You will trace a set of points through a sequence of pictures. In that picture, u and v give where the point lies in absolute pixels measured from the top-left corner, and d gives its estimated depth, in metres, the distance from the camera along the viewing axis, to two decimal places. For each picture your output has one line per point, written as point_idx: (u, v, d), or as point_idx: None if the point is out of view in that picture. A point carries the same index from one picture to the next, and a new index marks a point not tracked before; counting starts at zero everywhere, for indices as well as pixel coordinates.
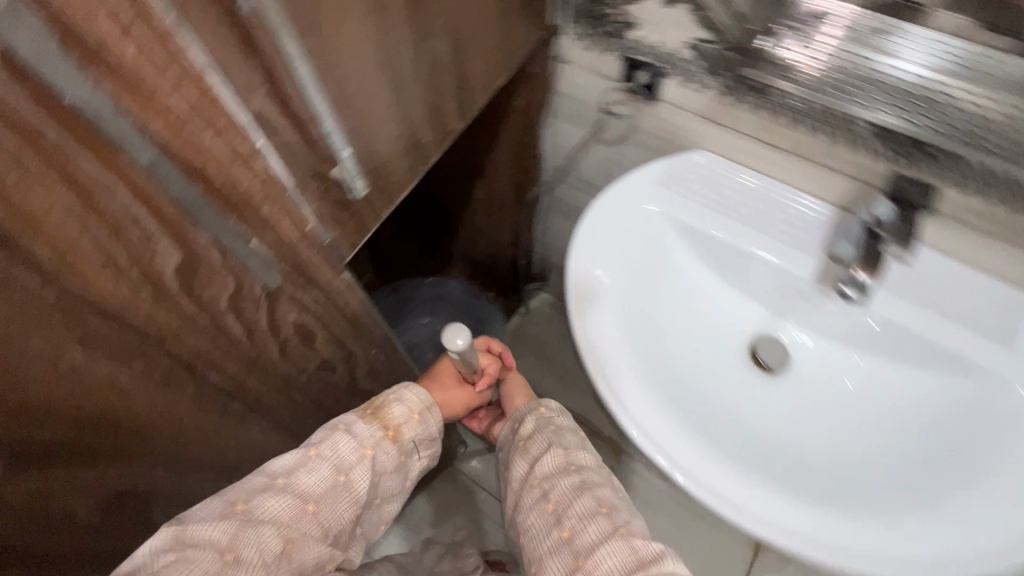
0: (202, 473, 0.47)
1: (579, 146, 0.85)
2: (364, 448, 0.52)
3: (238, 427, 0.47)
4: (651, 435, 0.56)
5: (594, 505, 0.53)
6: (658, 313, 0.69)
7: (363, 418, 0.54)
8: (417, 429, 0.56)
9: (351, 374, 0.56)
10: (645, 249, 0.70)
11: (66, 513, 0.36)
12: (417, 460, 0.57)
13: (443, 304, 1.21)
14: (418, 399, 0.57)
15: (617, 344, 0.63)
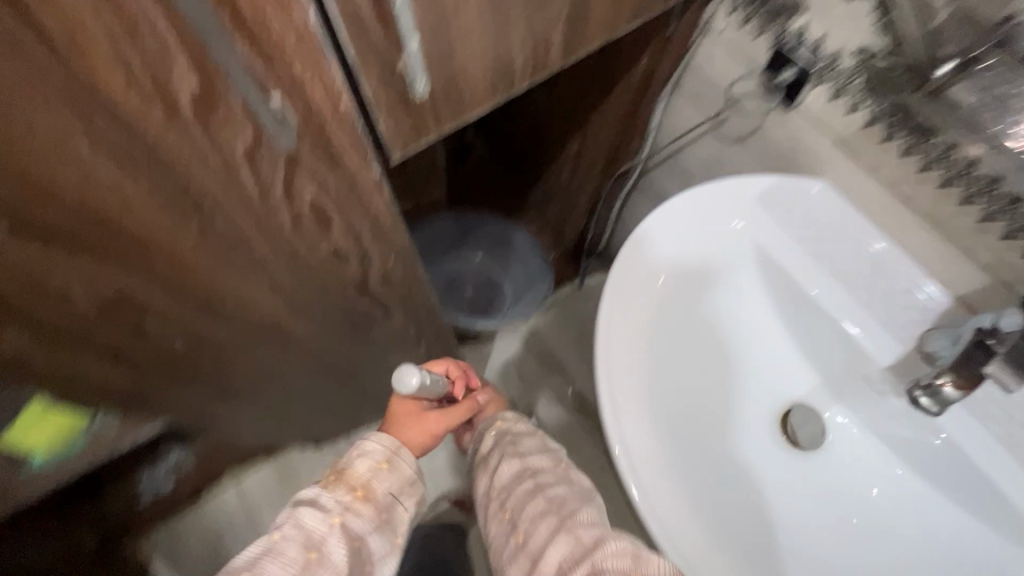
0: (200, 311, 0.49)
1: (691, 133, 0.77)
2: (331, 518, 0.49)
3: (240, 281, 0.47)
4: (627, 449, 0.52)
5: (546, 505, 0.54)
6: (698, 334, 0.62)
7: (325, 487, 0.51)
8: (391, 477, 0.54)
9: (364, 272, 0.56)
10: (713, 263, 0.63)
11: (62, 295, 0.38)
12: (409, 512, 0.54)
13: (500, 249, 1.23)
14: (381, 447, 0.55)
15: (637, 347, 0.58)
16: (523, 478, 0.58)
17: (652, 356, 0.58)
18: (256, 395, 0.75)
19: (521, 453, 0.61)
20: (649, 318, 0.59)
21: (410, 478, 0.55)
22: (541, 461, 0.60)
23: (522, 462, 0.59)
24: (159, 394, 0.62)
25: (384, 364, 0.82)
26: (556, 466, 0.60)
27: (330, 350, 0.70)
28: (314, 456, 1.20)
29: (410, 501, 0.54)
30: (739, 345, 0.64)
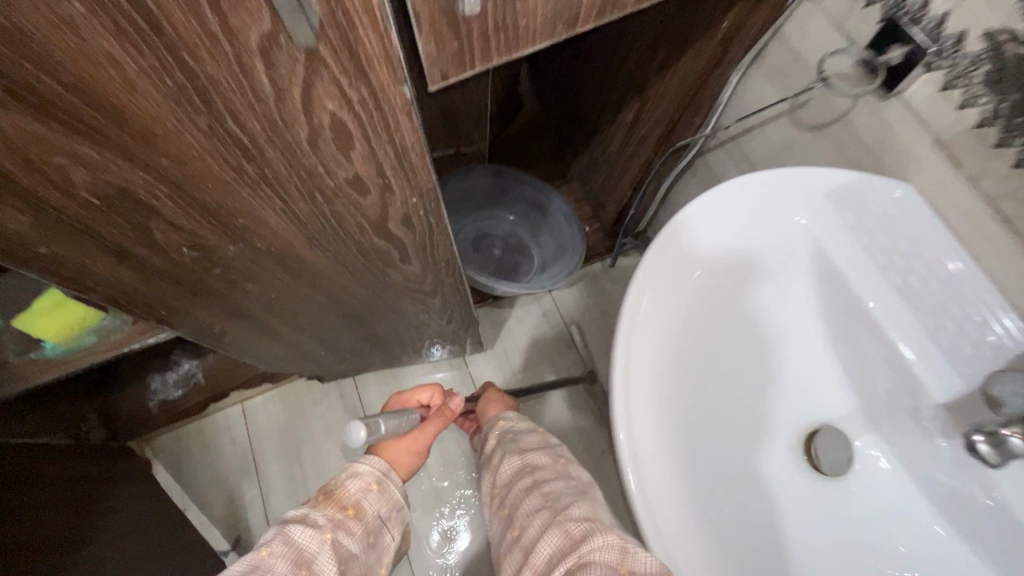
0: (207, 220, 0.46)
1: (764, 116, 0.70)
2: (324, 533, 0.53)
3: (251, 196, 0.44)
4: (632, 438, 0.48)
5: (541, 501, 0.53)
6: (733, 333, 0.57)
7: (316, 506, 0.56)
8: (378, 498, 0.62)
9: (384, 211, 0.51)
10: (764, 258, 0.57)
11: (64, 176, 0.36)
12: (390, 537, 0.62)
13: (535, 213, 1.17)
14: (371, 470, 0.64)
15: (664, 333, 0.53)
16: (523, 476, 0.58)
17: (678, 347, 0.54)
18: (265, 321, 0.74)
19: (522, 451, 0.61)
20: (682, 305, 0.54)
21: (395, 503, 0.64)
22: (541, 458, 0.60)
23: (521, 460, 0.60)
24: (167, 303, 0.61)
25: (397, 311, 0.80)
26: (556, 462, 0.59)
27: (342, 287, 0.67)
28: (319, 391, 1.21)
29: (392, 526, 0.63)
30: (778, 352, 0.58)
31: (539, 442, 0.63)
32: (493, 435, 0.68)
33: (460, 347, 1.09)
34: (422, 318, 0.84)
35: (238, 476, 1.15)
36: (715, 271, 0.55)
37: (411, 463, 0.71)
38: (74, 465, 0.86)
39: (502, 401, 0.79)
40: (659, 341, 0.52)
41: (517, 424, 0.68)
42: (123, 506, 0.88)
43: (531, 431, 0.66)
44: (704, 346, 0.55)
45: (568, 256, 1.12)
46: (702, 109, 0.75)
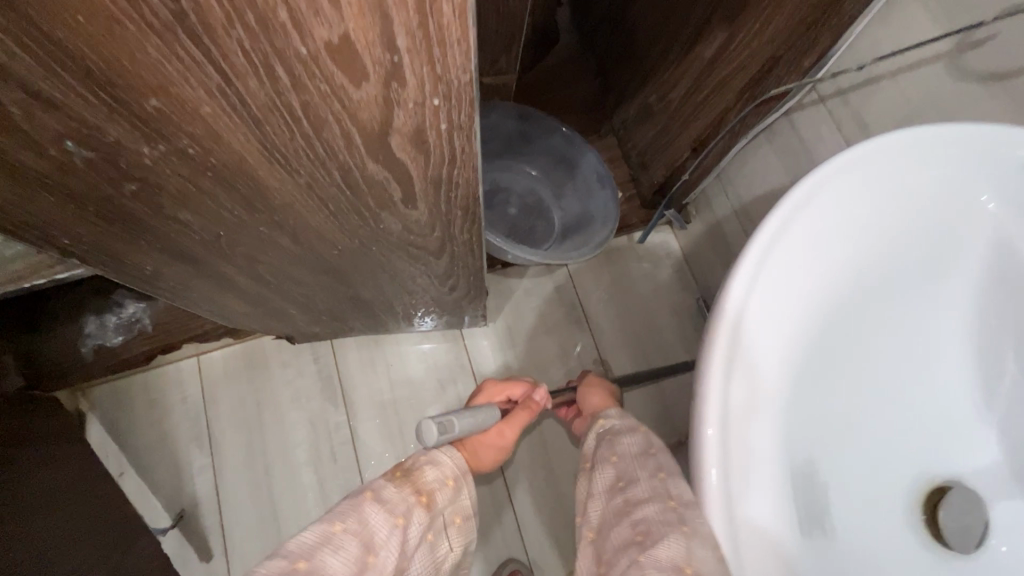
0: (98, 98, 0.28)
1: (904, 61, 0.53)
2: (397, 517, 0.45)
3: (161, 56, 0.26)
4: (731, 494, 0.33)
5: (631, 533, 0.41)
6: (857, 348, 0.42)
7: (395, 482, 0.48)
8: (452, 497, 0.52)
9: (387, 118, 0.33)
10: (916, 251, 0.41)
11: None
12: (450, 546, 0.52)
13: (562, 168, 0.98)
14: (452, 465, 0.54)
15: (779, 332, 0.38)
16: (614, 496, 0.46)
17: (796, 366, 0.38)
18: (212, 266, 0.56)
19: (616, 458, 0.48)
20: (808, 303, 0.39)
21: (463, 509, 0.53)
22: (640, 469, 0.45)
23: (616, 469, 0.47)
24: (67, 228, 0.43)
25: (390, 272, 0.63)
26: (654, 476, 0.44)
27: (320, 232, 0.49)
28: (289, 352, 1.04)
29: (452, 532, 0.53)
30: (907, 378, 0.44)
31: (642, 444, 0.48)
32: (591, 438, 0.55)
33: (459, 319, 0.93)
34: (417, 282, 0.67)
35: (187, 442, 0.99)
36: (852, 263, 0.40)
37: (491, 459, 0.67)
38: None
39: (604, 392, 0.70)
40: (773, 339, 0.37)
41: (620, 424, 0.54)
42: (41, 472, 0.72)
43: (631, 429, 0.52)
44: (824, 353, 0.40)
45: (594, 222, 0.94)
46: (817, 45, 0.57)
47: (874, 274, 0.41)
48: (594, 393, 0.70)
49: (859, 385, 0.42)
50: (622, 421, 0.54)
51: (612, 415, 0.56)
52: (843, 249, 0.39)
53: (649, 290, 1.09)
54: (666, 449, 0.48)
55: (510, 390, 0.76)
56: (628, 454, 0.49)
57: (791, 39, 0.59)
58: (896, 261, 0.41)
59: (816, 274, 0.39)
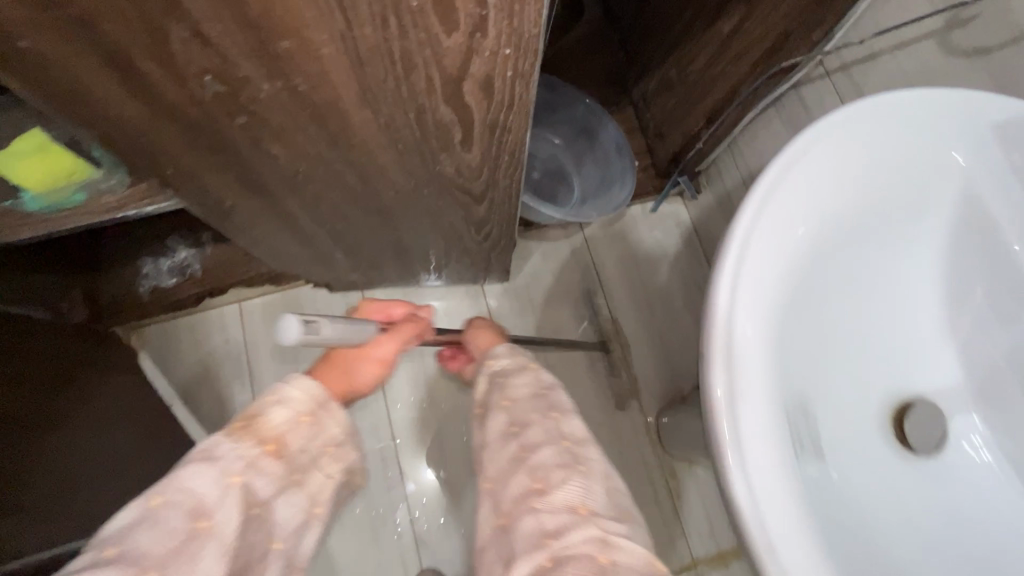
0: (244, 39, 0.36)
1: (905, 35, 0.59)
2: (230, 477, 0.43)
3: (305, 4, 0.33)
4: (734, 397, 0.41)
5: (528, 481, 0.47)
6: (844, 287, 0.50)
7: (231, 436, 0.45)
8: (309, 436, 0.50)
9: (465, 65, 0.40)
10: (896, 203, 0.48)
11: None
12: (325, 475, 0.51)
13: (583, 137, 1.06)
14: (304, 396, 0.51)
15: (781, 257, 0.45)
16: (508, 441, 0.51)
17: (791, 295, 0.46)
18: (282, 202, 0.63)
19: (509, 404, 0.54)
20: (807, 234, 0.46)
21: (333, 437, 0.52)
22: (533, 412, 0.52)
23: (510, 415, 0.53)
24: (172, 158, 0.51)
25: (433, 216, 0.70)
26: (545, 417, 0.52)
27: (381, 171, 0.57)
28: (322, 302, 1.11)
29: (326, 462, 0.52)
30: (886, 314, 0.52)
31: (531, 387, 0.55)
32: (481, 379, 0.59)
33: (484, 272, 1.01)
34: (456, 228, 0.75)
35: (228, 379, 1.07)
36: (842, 213, 0.47)
37: (369, 380, 0.64)
38: (51, 343, 0.78)
39: (499, 331, 0.69)
40: (775, 262, 0.45)
41: (508, 363, 0.59)
42: (97, 398, 0.81)
43: (520, 369, 0.57)
44: (817, 280, 0.48)
45: (615, 188, 1.01)
46: (825, 22, 0.63)
47: (859, 223, 0.48)
48: (482, 331, 0.70)
49: (845, 320, 0.50)
50: (510, 361, 0.59)
51: (501, 354, 0.60)
52: (837, 192, 0.46)
53: (658, 255, 1.17)
54: (554, 388, 0.55)
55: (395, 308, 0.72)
56: (520, 398, 0.54)
57: (802, 15, 0.65)
58: (878, 212, 0.48)
59: (811, 218, 0.46)
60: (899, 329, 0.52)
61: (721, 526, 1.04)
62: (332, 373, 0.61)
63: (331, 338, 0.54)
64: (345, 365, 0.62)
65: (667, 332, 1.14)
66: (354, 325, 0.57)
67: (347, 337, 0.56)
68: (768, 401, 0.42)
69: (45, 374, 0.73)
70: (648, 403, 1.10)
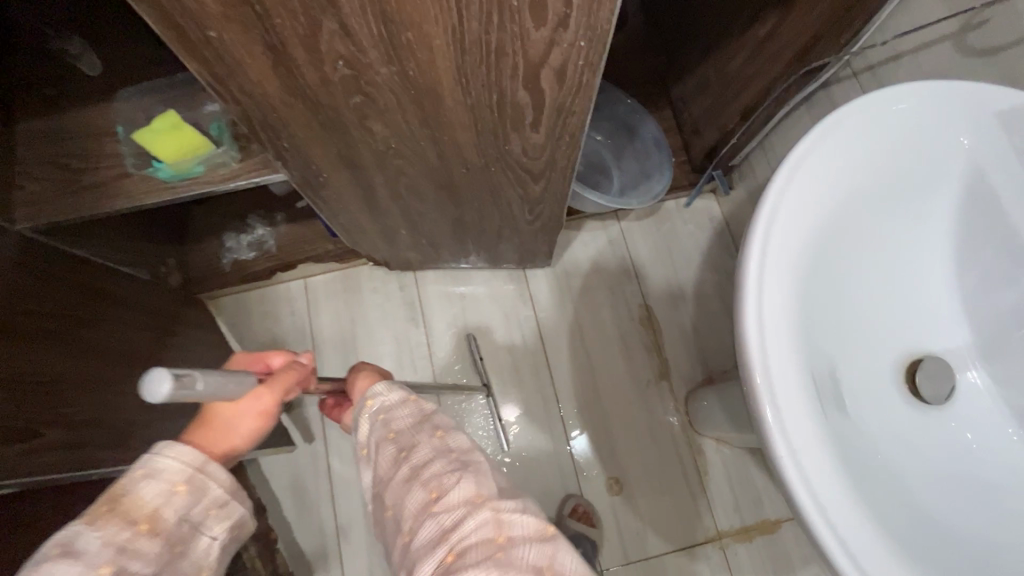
0: (376, 31, 0.46)
1: (926, 36, 0.66)
2: (99, 569, 0.42)
3: (431, 5, 0.43)
4: (763, 340, 0.49)
5: (424, 494, 0.51)
6: (863, 253, 0.57)
7: (94, 523, 0.44)
8: (187, 504, 0.48)
9: (546, 53, 0.49)
10: (908, 180, 0.56)
11: None
12: (212, 537, 0.51)
13: (623, 133, 1.15)
14: (179, 464, 0.48)
15: (806, 220, 0.53)
16: (400, 465, 0.54)
17: (815, 255, 0.54)
18: (367, 176, 0.73)
19: (393, 434, 0.56)
20: (829, 203, 0.53)
21: (216, 499, 0.50)
22: (418, 434, 0.55)
23: (396, 443, 0.55)
24: (289, 133, 0.62)
25: (494, 194, 0.80)
26: (432, 437, 0.55)
27: (458, 149, 0.66)
28: (378, 279, 1.23)
29: (211, 522, 0.51)
30: (900, 279, 0.59)
31: (412, 416, 0.57)
32: (363, 420, 0.60)
33: (530, 255, 1.10)
34: (513, 207, 0.84)
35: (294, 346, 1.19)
36: (860, 187, 0.54)
37: (247, 434, 0.59)
38: (155, 298, 0.92)
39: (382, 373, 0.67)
40: (799, 225, 0.52)
41: (387, 398, 0.60)
42: (178, 358, 0.92)
43: (402, 402, 0.59)
44: (838, 245, 0.55)
45: (652, 180, 1.09)
46: (851, 24, 0.70)
47: (877, 197, 0.55)
48: (362, 377, 0.68)
49: (863, 283, 0.57)
50: (391, 395, 0.60)
51: (380, 389, 0.60)
52: (857, 167, 0.54)
53: (692, 247, 1.24)
54: (437, 413, 0.58)
55: (275, 355, 0.67)
56: (405, 429, 0.56)
57: (831, 20, 0.72)
58: (893, 187, 0.56)
59: (833, 189, 0.53)
60: (912, 294, 0.59)
61: (746, 503, 1.10)
62: (205, 434, 0.57)
63: (207, 391, 0.47)
64: (219, 424, 0.57)
65: (698, 319, 1.21)
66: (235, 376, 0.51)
67: (223, 390, 0.50)
68: (790, 339, 0.50)
69: (150, 324, 0.87)
70: (677, 384, 1.17)
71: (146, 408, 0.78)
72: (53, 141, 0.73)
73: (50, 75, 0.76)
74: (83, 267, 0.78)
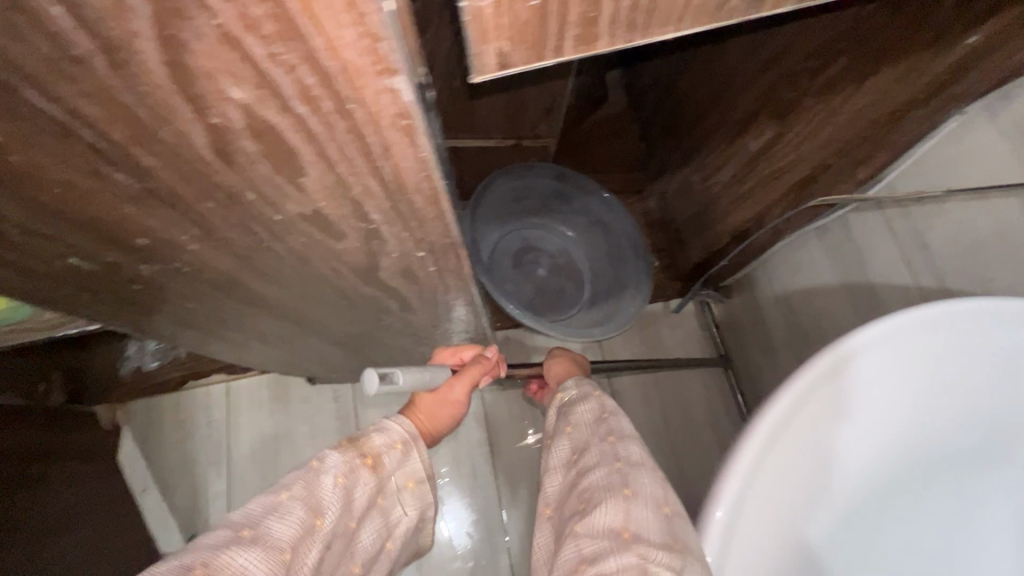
0: (91, 234, 0.29)
1: (975, 184, 0.50)
2: (340, 478, 0.39)
3: (143, 215, 0.26)
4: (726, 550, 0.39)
5: (579, 504, 0.43)
6: (883, 490, 0.45)
7: (340, 446, 0.40)
8: (401, 463, 0.43)
9: (372, 260, 0.31)
10: (961, 405, 0.45)
11: None
12: (404, 512, 0.44)
13: (597, 230, 0.96)
14: (400, 430, 0.44)
15: (829, 420, 0.43)
16: (569, 469, 0.47)
17: (832, 463, 0.43)
18: (222, 332, 0.56)
19: (570, 428, 0.50)
20: (863, 411, 0.44)
21: (416, 474, 0.44)
22: (591, 435, 0.47)
23: (572, 441, 0.49)
24: (79, 303, 0.45)
25: (398, 347, 0.62)
26: (603, 440, 0.46)
27: (324, 320, 0.49)
28: (310, 389, 1.07)
29: (407, 498, 0.44)
30: (928, 523, 0.47)
31: (592, 411, 0.50)
32: (552, 409, 0.55)
33: None
34: (427, 354, 0.67)
35: (207, 466, 1.03)
36: (909, 397, 0.45)
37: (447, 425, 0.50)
38: (36, 434, 0.76)
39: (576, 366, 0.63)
40: (822, 423, 0.43)
41: (574, 392, 0.54)
42: (70, 490, 0.78)
43: (585, 397, 0.52)
44: (867, 464, 0.44)
45: (626, 292, 0.90)
46: (874, 156, 0.55)
47: (928, 418, 0.45)
48: (559, 363, 0.64)
49: (898, 506, 0.46)
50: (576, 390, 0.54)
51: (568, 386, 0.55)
52: (905, 379, 0.45)
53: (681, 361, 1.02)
54: (618, 411, 0.49)
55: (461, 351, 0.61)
56: (582, 422, 0.49)
57: (847, 146, 0.57)
58: (925, 416, 0.45)
59: (872, 398, 0.44)
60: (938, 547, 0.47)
61: None
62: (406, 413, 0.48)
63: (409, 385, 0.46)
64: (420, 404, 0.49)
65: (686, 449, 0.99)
66: (431, 368, 0.49)
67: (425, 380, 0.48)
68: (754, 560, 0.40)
69: (25, 462, 0.71)
70: None
71: None
72: None
73: None
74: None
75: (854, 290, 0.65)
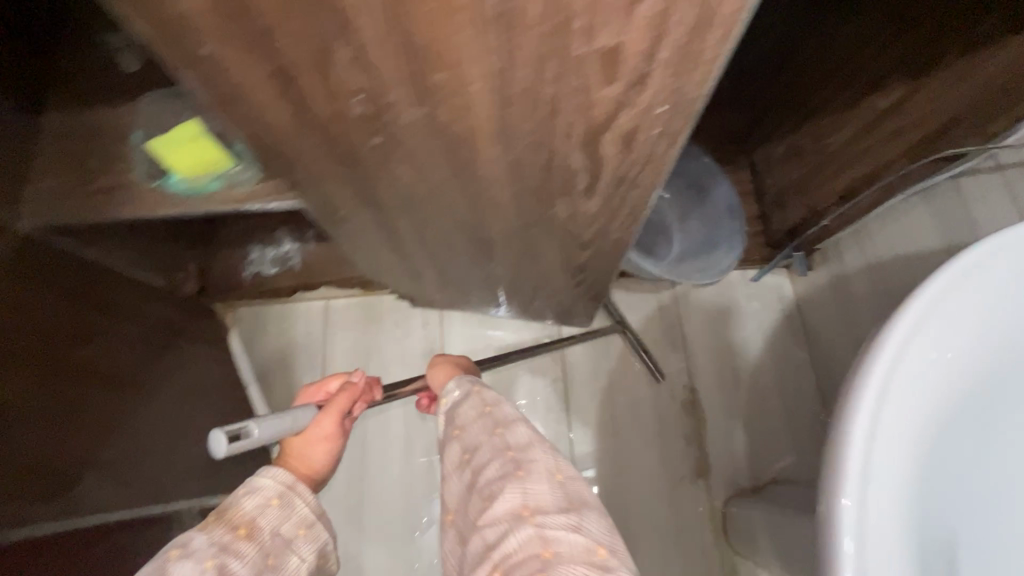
0: (405, 65, 0.36)
1: None
2: (205, 562, 0.46)
3: (470, 43, 0.33)
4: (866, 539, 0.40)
5: (481, 498, 0.51)
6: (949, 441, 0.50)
7: (205, 529, 0.49)
8: (282, 516, 0.53)
9: (612, 114, 0.38)
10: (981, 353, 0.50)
11: None
12: (299, 558, 0.53)
13: (693, 192, 1.03)
14: (274, 481, 0.55)
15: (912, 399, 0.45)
16: (463, 469, 0.55)
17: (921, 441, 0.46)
18: (389, 218, 0.64)
19: (458, 432, 0.57)
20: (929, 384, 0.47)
21: (304, 517, 0.55)
22: (479, 435, 0.55)
23: (462, 444, 0.56)
24: (301, 163, 0.53)
25: (533, 253, 0.69)
26: (491, 436, 0.55)
27: (495, 205, 0.56)
28: (402, 312, 1.15)
29: (301, 544, 0.54)
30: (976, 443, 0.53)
31: (475, 409, 0.58)
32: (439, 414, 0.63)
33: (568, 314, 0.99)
34: (549, 267, 0.74)
35: (302, 372, 1.12)
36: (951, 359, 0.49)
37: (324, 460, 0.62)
38: (163, 309, 0.85)
39: (449, 361, 0.70)
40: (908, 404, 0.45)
41: (456, 393, 0.62)
42: (190, 365, 0.87)
43: (465, 395, 0.61)
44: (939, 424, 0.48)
45: (718, 248, 0.95)
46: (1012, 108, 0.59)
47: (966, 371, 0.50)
48: (438, 367, 0.70)
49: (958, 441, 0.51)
50: (457, 390, 0.62)
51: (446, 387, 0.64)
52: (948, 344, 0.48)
53: (755, 329, 1.08)
54: (498, 403, 0.58)
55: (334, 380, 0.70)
56: (466, 421, 0.58)
57: (978, 104, 0.62)
58: (965, 372, 0.49)
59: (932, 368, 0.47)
60: (994, 454, 0.54)
61: None
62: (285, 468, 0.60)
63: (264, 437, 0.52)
64: (296, 452, 0.61)
65: (753, 408, 1.05)
66: (289, 415, 0.55)
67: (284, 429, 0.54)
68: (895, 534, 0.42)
69: (157, 335, 0.80)
70: (716, 486, 1.00)
71: (158, 447, 0.73)
72: (72, 140, 0.66)
73: (90, 65, 0.71)
74: (58, 265, 0.66)
75: (956, 252, 0.69)
